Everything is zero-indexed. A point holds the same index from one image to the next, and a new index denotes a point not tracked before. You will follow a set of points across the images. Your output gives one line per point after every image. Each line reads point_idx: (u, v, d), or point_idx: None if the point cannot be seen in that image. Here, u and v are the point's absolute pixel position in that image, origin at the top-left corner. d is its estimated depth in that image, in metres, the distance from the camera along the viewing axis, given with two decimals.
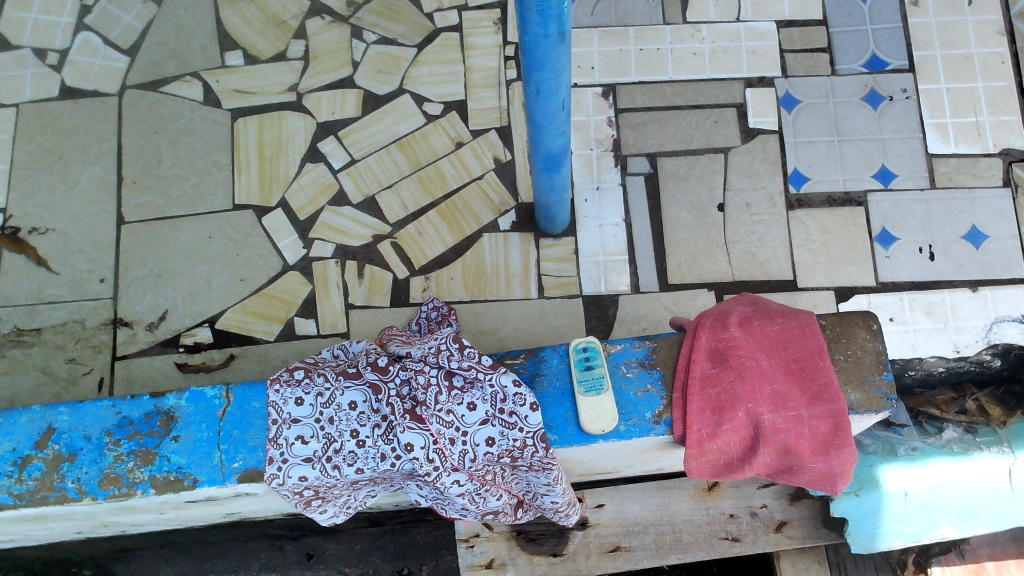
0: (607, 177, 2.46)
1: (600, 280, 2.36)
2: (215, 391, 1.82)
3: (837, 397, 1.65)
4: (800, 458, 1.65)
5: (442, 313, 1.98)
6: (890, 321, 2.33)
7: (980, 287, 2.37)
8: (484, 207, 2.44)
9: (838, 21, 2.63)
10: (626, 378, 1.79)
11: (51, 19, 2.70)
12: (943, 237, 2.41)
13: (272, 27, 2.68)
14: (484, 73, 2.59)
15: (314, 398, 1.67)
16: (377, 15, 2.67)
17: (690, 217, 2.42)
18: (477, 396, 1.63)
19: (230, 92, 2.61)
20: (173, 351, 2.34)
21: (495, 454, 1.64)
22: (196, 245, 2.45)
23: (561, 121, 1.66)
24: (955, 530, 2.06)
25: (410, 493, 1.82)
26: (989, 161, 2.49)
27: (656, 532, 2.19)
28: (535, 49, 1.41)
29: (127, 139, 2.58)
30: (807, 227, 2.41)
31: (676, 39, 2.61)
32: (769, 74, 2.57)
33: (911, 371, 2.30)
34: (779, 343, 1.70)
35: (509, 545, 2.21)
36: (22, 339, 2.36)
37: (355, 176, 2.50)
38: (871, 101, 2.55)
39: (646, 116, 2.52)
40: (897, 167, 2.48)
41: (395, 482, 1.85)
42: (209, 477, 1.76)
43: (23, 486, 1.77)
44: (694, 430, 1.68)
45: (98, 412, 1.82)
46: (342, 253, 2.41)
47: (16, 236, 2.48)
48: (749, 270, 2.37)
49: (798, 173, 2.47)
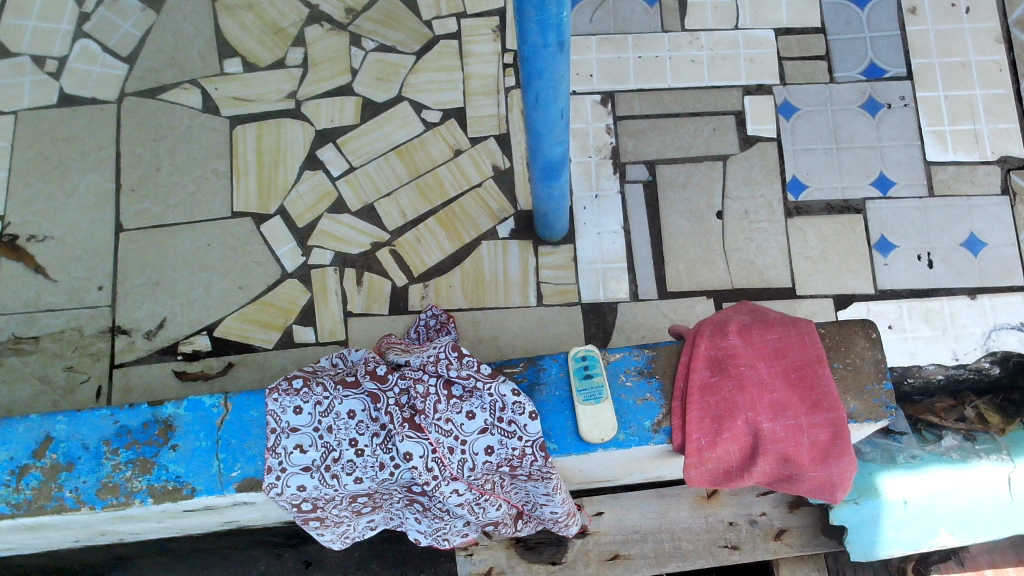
0: (606, 185, 2.46)
1: (598, 287, 2.36)
2: (214, 400, 1.82)
3: (837, 406, 1.65)
4: (799, 467, 1.66)
5: (440, 321, 1.99)
6: (888, 328, 2.33)
7: (978, 294, 2.37)
8: (482, 214, 2.44)
9: (836, 29, 2.64)
10: (625, 387, 1.78)
11: (49, 27, 2.71)
12: (941, 245, 2.41)
13: (271, 35, 2.68)
14: (483, 80, 2.59)
15: (313, 407, 1.66)
16: (375, 23, 2.68)
17: (689, 224, 2.42)
18: (476, 405, 1.63)
19: (229, 99, 2.61)
20: (171, 359, 2.34)
21: (494, 463, 1.63)
22: (195, 252, 2.45)
23: (560, 130, 1.66)
24: (955, 537, 2.07)
25: (409, 529, 1.89)
26: (987, 168, 2.49)
27: (655, 539, 2.19)
28: (534, 59, 1.42)
29: (125, 147, 2.58)
30: (806, 235, 2.41)
31: (675, 46, 2.62)
32: (767, 81, 2.57)
33: (909, 379, 2.30)
34: (778, 351, 1.70)
35: (508, 553, 2.20)
36: (20, 347, 2.35)
37: (354, 183, 2.50)
38: (869, 108, 2.55)
39: (644, 124, 2.53)
40: (895, 175, 2.48)
41: (395, 516, 1.92)
42: (207, 486, 1.76)
43: (21, 496, 1.76)
44: (693, 439, 1.68)
45: (95, 420, 1.80)
46: (341, 261, 2.41)
47: (13, 244, 2.48)
48: (747, 277, 2.37)
49: (797, 181, 2.47)
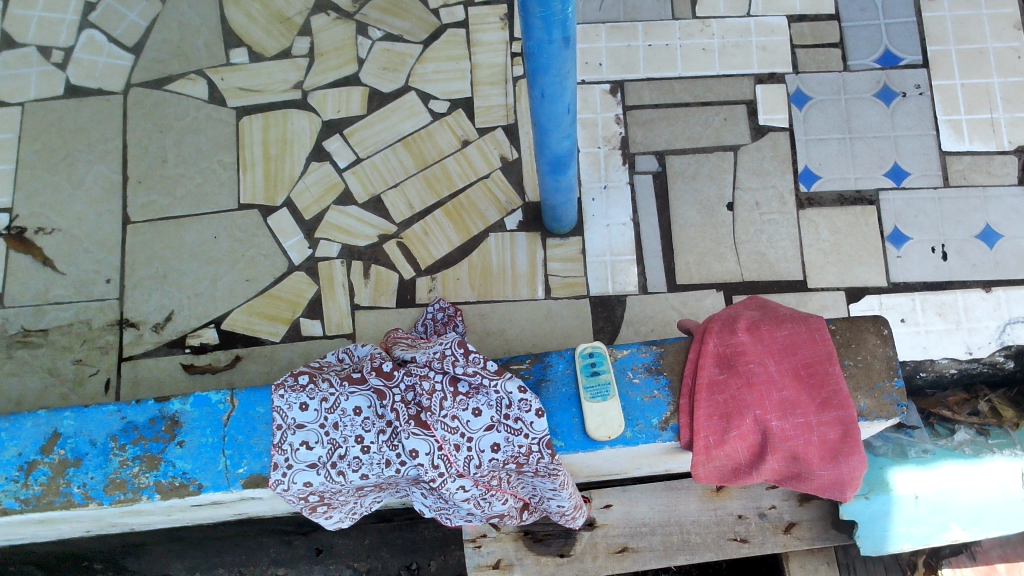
0: (615, 176, 2.43)
1: (607, 280, 2.34)
2: (220, 396, 1.82)
3: (846, 405, 1.63)
4: (808, 465, 1.65)
5: (448, 315, 2.01)
6: (901, 322, 2.30)
7: (993, 288, 2.33)
8: (490, 207, 2.42)
9: (850, 16, 2.58)
10: (632, 384, 1.77)
11: (55, 17, 2.69)
12: (956, 237, 2.37)
13: (277, 24, 2.66)
14: (491, 70, 2.57)
15: (319, 403, 1.67)
16: (382, 11, 2.65)
17: (698, 216, 2.39)
18: (482, 402, 1.62)
19: (235, 90, 2.59)
20: (180, 352, 2.34)
21: (500, 461, 1.62)
22: (202, 245, 2.45)
23: (567, 124, 1.64)
24: (966, 532, 2.04)
25: (414, 501, 1.81)
26: (1004, 159, 2.44)
27: (663, 532, 2.18)
28: (539, 54, 1.39)
29: (131, 139, 2.57)
30: (817, 227, 2.38)
31: (685, 34, 2.57)
32: (779, 70, 2.53)
33: (922, 373, 2.27)
34: (787, 348, 1.68)
35: (516, 545, 2.20)
36: (29, 339, 2.36)
37: (360, 175, 2.48)
38: (884, 97, 2.51)
39: (654, 114, 2.49)
40: (910, 165, 2.44)
41: (402, 489, 1.85)
42: (214, 483, 1.76)
43: (29, 491, 1.77)
44: (700, 437, 1.66)
45: (103, 417, 1.81)
46: (348, 254, 2.40)
47: (21, 236, 2.48)
48: (758, 270, 2.34)
49: (809, 172, 2.43)
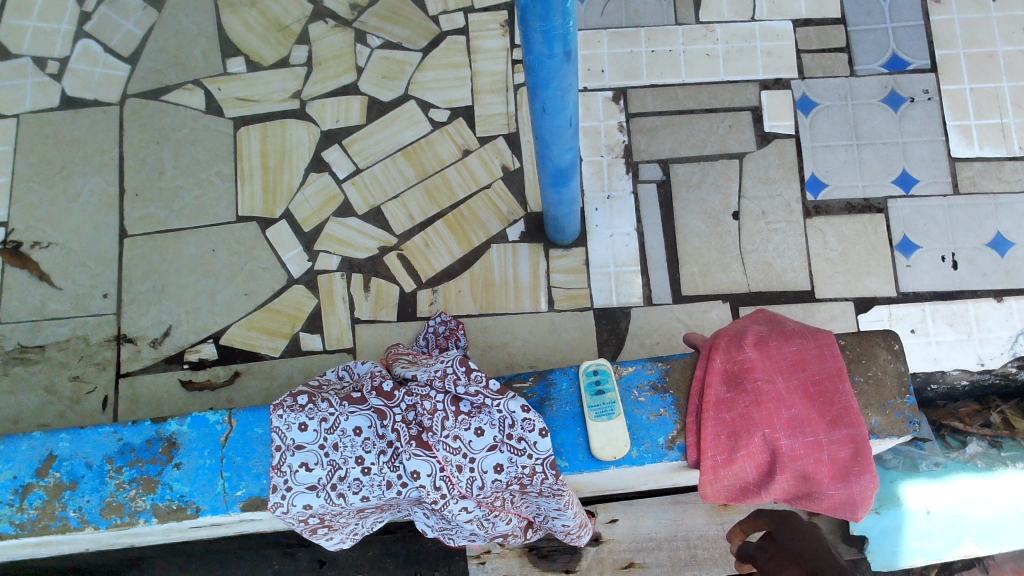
0: (618, 185, 2.40)
1: (611, 292, 2.30)
2: (217, 416, 1.79)
3: (857, 422, 1.59)
4: (819, 485, 1.60)
5: (449, 328, 1.97)
6: (911, 332, 2.26)
7: (1004, 297, 2.29)
8: (492, 217, 2.38)
9: (856, 19, 2.54)
10: (638, 402, 1.74)
11: (50, 27, 2.66)
12: (966, 245, 2.33)
13: (275, 33, 2.63)
14: (491, 77, 2.53)
15: (318, 424, 1.63)
16: (381, 19, 2.61)
17: (704, 225, 2.35)
18: (485, 421, 1.58)
19: (233, 100, 2.56)
20: (178, 367, 2.31)
21: (503, 482, 1.59)
22: (200, 258, 2.42)
23: (569, 137, 1.60)
24: (980, 546, 2.04)
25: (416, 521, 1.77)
26: (1014, 164, 2.40)
27: (670, 547, 2.15)
28: (539, 69, 1.36)
29: (128, 150, 2.54)
30: (825, 235, 2.34)
31: (689, 40, 2.54)
32: (785, 75, 2.49)
33: (932, 385, 2.23)
34: (796, 364, 1.64)
35: (521, 561, 2.17)
36: (25, 356, 2.33)
37: (360, 185, 2.45)
38: (891, 102, 2.46)
39: (657, 121, 2.45)
40: (919, 172, 2.40)
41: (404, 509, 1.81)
42: (212, 506, 1.73)
43: (24, 515, 1.74)
44: (708, 457, 1.62)
45: (99, 438, 1.78)
46: (348, 266, 2.36)
47: (17, 251, 2.45)
48: (764, 280, 2.30)
49: (815, 179, 2.39)
